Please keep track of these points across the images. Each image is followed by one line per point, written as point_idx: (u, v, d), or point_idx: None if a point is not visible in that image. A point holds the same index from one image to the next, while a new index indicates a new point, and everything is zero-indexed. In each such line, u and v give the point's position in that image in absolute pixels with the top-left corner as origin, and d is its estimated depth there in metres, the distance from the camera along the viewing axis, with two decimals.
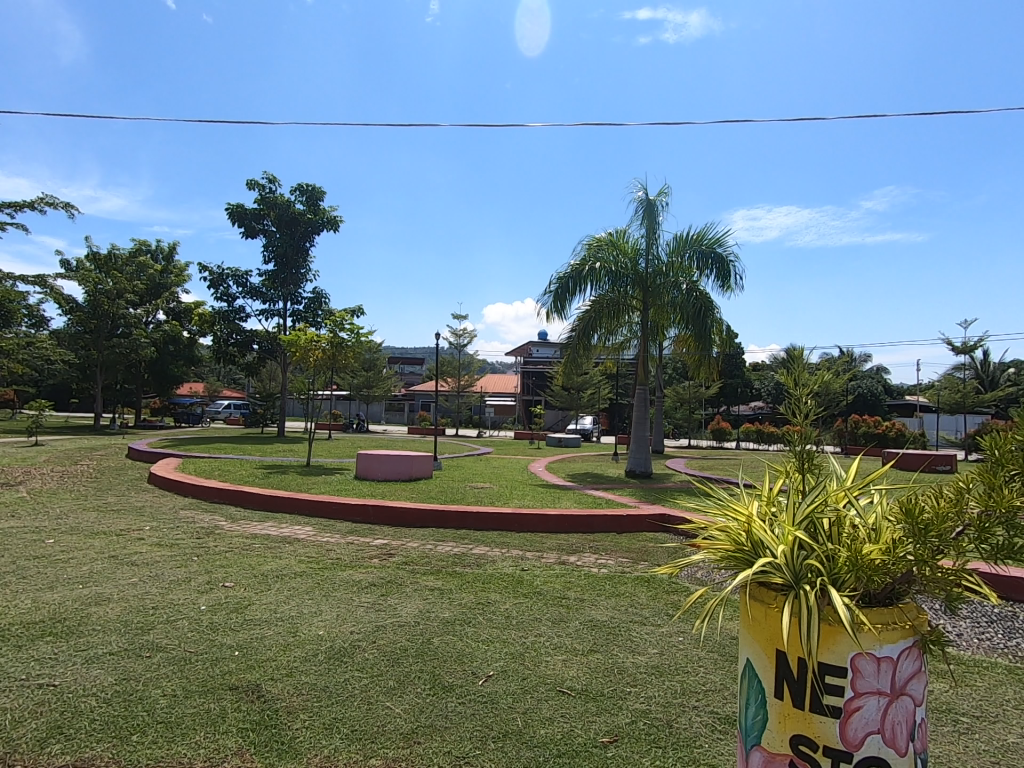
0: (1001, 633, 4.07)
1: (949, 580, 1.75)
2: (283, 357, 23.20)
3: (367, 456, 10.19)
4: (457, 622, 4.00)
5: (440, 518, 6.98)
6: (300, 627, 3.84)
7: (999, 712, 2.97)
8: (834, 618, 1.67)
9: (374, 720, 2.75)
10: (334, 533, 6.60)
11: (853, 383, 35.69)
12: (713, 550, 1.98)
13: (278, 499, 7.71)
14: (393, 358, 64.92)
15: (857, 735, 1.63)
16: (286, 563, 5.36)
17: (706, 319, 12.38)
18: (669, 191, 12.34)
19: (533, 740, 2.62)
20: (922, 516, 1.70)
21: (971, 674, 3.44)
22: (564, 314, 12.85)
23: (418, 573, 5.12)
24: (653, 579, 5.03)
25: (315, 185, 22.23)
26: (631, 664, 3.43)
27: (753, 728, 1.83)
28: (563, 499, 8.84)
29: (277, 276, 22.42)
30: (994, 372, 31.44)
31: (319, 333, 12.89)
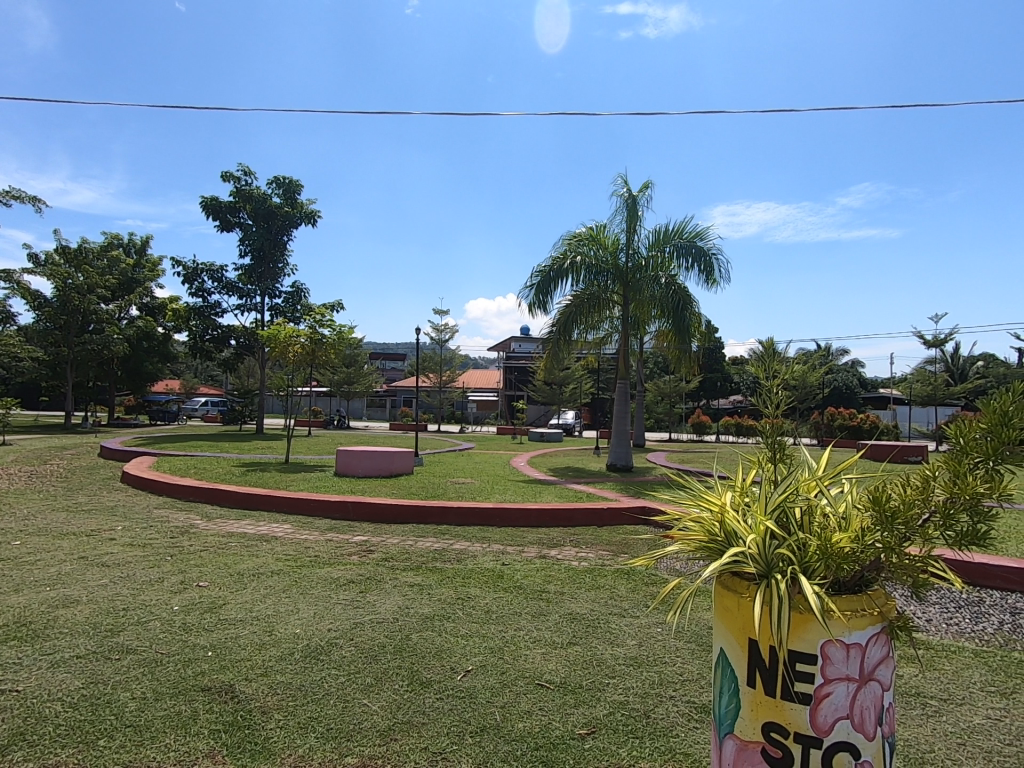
0: (969, 618, 4.19)
1: (912, 567, 1.78)
2: (261, 353, 22.83)
3: (347, 452, 10.11)
4: (436, 618, 3.97)
5: (420, 514, 6.94)
6: (275, 626, 3.78)
7: (964, 695, 3.06)
8: (805, 606, 1.68)
9: (351, 718, 2.71)
10: (313, 531, 6.52)
11: (827, 377, 36.52)
12: (687, 541, 1.98)
13: (256, 497, 7.60)
14: (376, 355, 64.42)
15: (827, 721, 1.65)
16: (262, 560, 5.30)
17: (684, 311, 12.44)
18: (651, 186, 12.40)
19: (510, 734, 2.61)
20: (889, 503, 1.73)
21: (939, 657, 3.53)
22: (546, 309, 12.86)
23: (397, 569, 5.08)
24: (633, 572, 5.06)
25: (292, 178, 21.97)
26: (610, 656, 3.44)
27: (726, 716, 1.84)
28: (544, 494, 8.83)
29: (253, 270, 21.98)
30: (963, 366, 32.37)
31: (298, 328, 12.72)
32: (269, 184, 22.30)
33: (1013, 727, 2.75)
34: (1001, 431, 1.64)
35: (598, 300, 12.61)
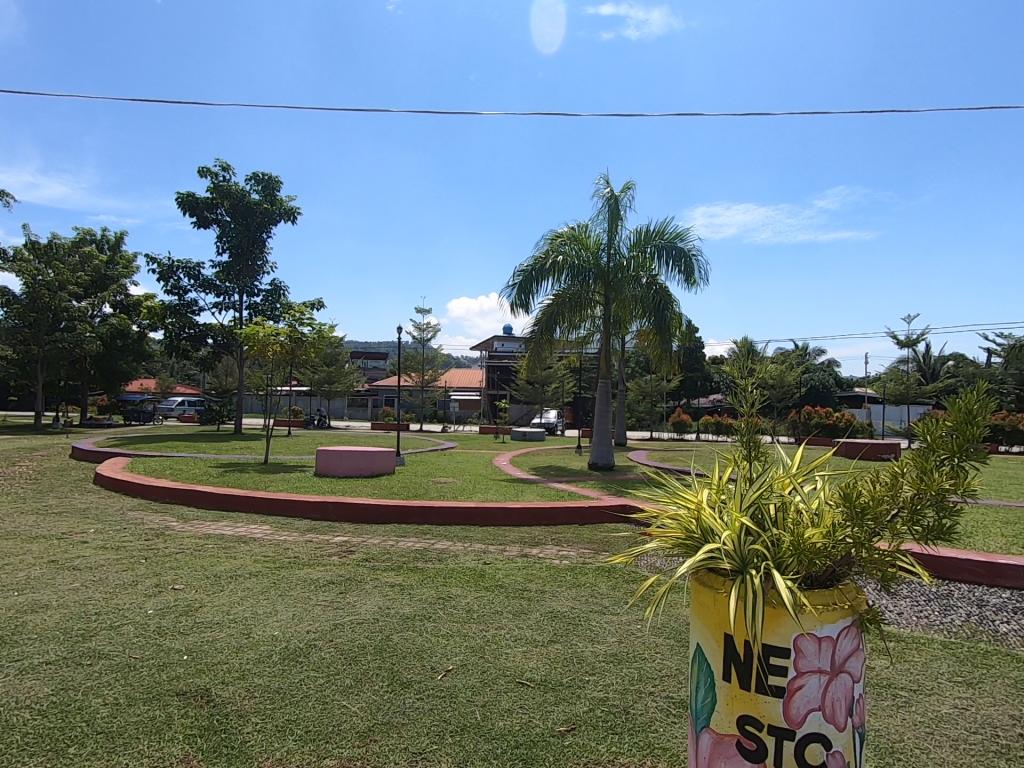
0: (938, 611, 4.30)
1: (882, 562, 1.82)
2: (239, 352, 22.46)
3: (327, 452, 10.01)
4: (417, 618, 3.96)
5: (402, 514, 6.91)
6: (253, 628, 3.73)
7: (933, 685, 3.14)
8: (778, 601, 1.71)
9: (329, 719, 2.69)
10: (292, 531, 6.45)
11: (804, 376, 37.22)
12: (665, 538, 2.01)
13: (233, 497, 7.49)
14: (357, 354, 63.79)
15: (799, 713, 1.69)
16: (240, 562, 5.22)
17: (664, 311, 12.54)
18: (632, 187, 12.50)
19: (490, 733, 2.62)
20: (860, 499, 1.78)
21: (909, 649, 3.62)
22: (528, 308, 12.88)
23: (378, 569, 5.05)
24: (613, 569, 5.11)
25: (272, 175, 21.69)
26: (590, 653, 3.47)
27: (703, 711, 1.87)
28: (526, 493, 8.85)
29: (231, 267, 21.61)
30: (935, 366, 33.27)
31: (277, 326, 12.56)
32: (248, 181, 21.97)
33: (979, 715, 2.83)
34: (965, 429, 1.69)
35: (579, 299, 12.68)
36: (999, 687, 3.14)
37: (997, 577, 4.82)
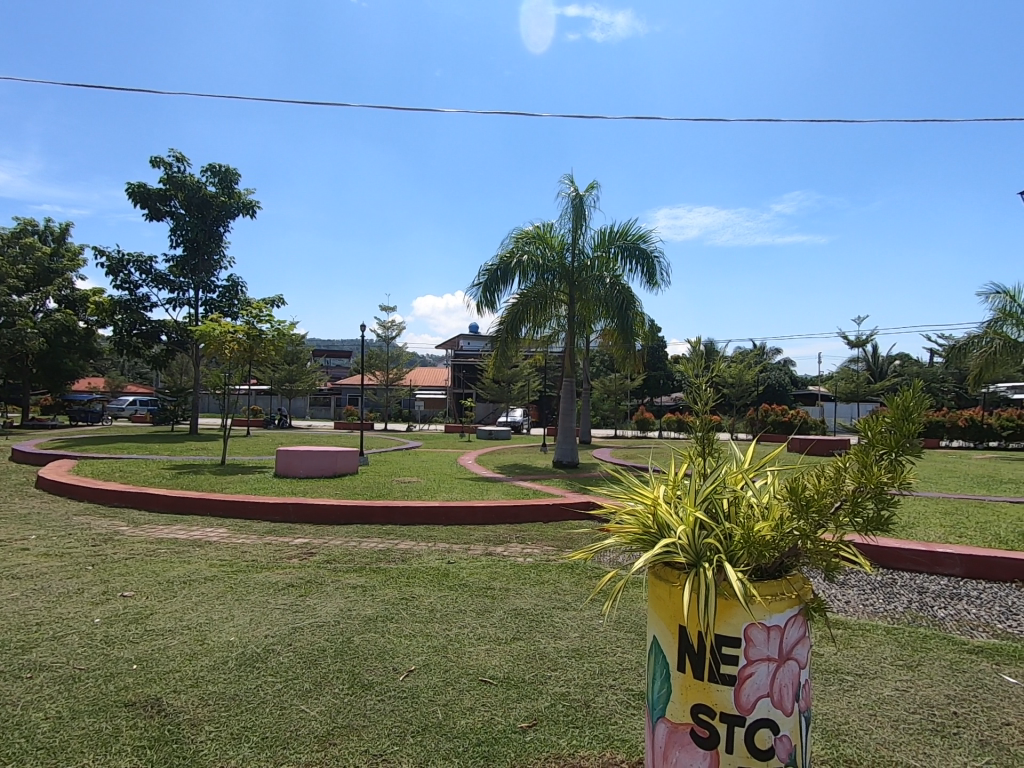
0: (882, 599, 4.52)
1: (825, 552, 1.90)
2: (195, 350, 21.72)
3: (288, 452, 9.79)
4: (379, 619, 3.91)
5: (364, 514, 6.82)
6: (208, 635, 3.61)
7: (877, 669, 3.30)
8: (730, 592, 1.77)
9: (287, 725, 2.64)
10: (250, 534, 6.28)
11: (762, 375, 38.47)
12: (623, 533, 2.04)
13: (188, 500, 7.25)
14: (319, 352, 62.50)
15: (750, 700, 1.74)
16: (195, 566, 5.06)
17: (628, 311, 12.72)
18: (596, 187, 12.62)
19: (452, 731, 2.62)
20: (805, 492, 1.86)
21: (856, 635, 3.79)
22: (493, 307, 12.89)
23: (340, 571, 4.97)
24: (576, 566, 5.17)
25: (229, 167, 21.03)
26: (552, 649, 3.50)
27: (659, 701, 1.91)
28: (490, 491, 8.86)
29: (186, 262, 20.87)
30: (883, 366, 34.83)
31: (235, 323, 12.19)
32: (204, 172, 21.24)
33: (918, 696, 3.00)
34: (901, 425, 1.79)
35: (544, 298, 12.76)
36: (936, 669, 3.32)
37: (937, 565, 5.09)
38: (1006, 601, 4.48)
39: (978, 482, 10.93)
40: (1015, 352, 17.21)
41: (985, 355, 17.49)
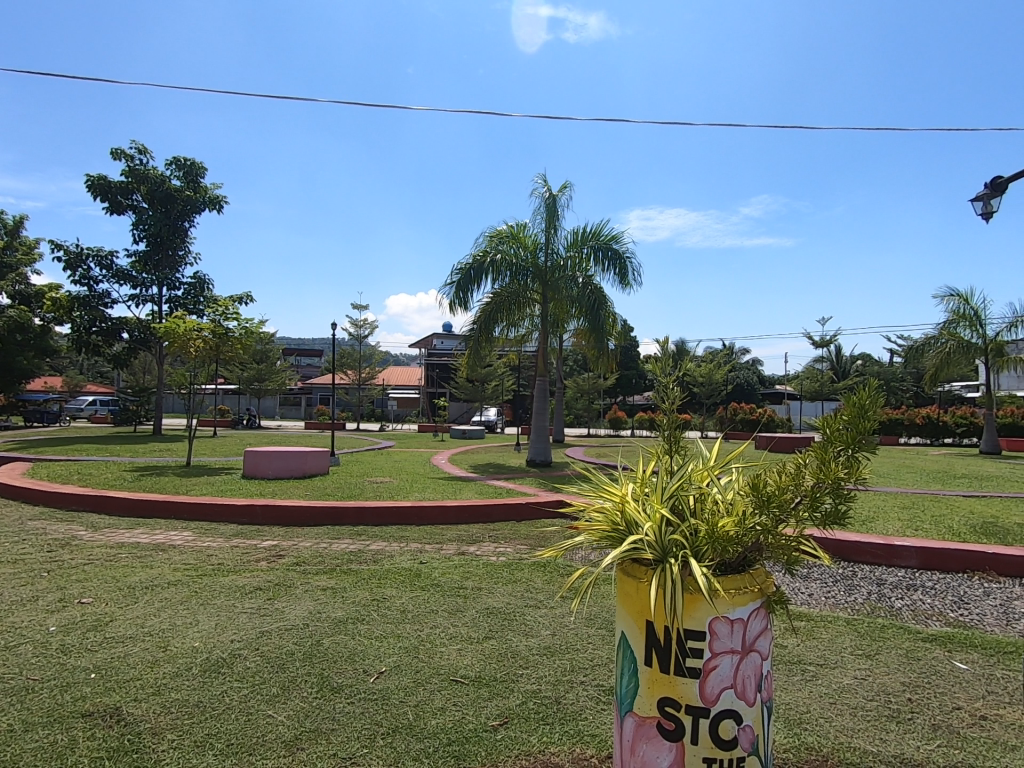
0: (843, 591, 4.67)
1: (785, 545, 1.96)
2: (158, 348, 21.07)
3: (256, 453, 9.59)
4: (349, 621, 3.87)
5: (335, 515, 6.73)
6: (171, 641, 3.52)
7: (838, 659, 3.41)
8: (695, 587, 1.81)
9: (253, 731, 2.59)
10: (216, 537, 6.13)
11: (731, 374, 39.28)
12: (592, 531, 2.07)
13: (151, 503, 7.03)
14: (289, 351, 61.27)
15: (714, 692, 1.79)
16: (158, 571, 4.91)
17: (600, 311, 12.83)
18: (569, 188, 12.68)
19: (423, 732, 2.61)
20: (766, 489, 1.91)
21: (818, 627, 3.91)
22: (466, 306, 12.85)
23: (310, 574, 4.89)
24: (548, 564, 5.20)
25: (195, 160, 20.46)
26: (524, 647, 3.52)
27: (626, 696, 1.94)
28: (463, 491, 8.83)
29: (149, 257, 20.21)
30: (846, 365, 35.95)
31: (200, 321, 11.87)
32: (168, 165, 20.61)
33: (875, 684, 3.11)
34: (858, 423, 1.86)
35: (518, 298, 12.78)
36: (892, 657, 3.45)
37: (894, 558, 5.28)
38: (958, 591, 4.68)
39: (933, 477, 11.37)
40: (968, 352, 17.97)
41: (940, 355, 18.21)
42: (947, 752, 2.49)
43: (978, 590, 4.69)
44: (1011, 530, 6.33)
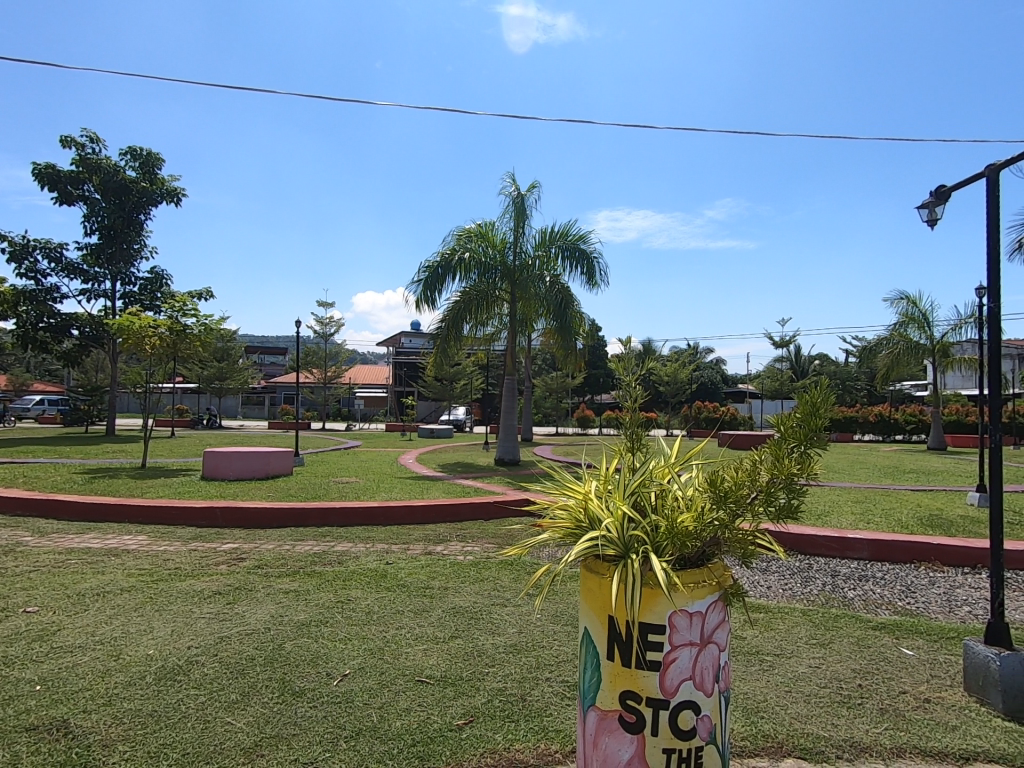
0: (799, 583, 4.84)
1: (742, 539, 2.02)
2: (112, 345, 20.25)
3: (215, 454, 9.32)
4: (312, 624, 3.80)
5: (298, 516, 6.59)
6: (124, 649, 3.39)
7: (794, 648, 3.54)
8: (655, 582, 1.84)
9: (211, 739, 2.52)
10: (173, 541, 5.93)
11: (695, 373, 40.15)
12: (556, 528, 2.09)
13: (103, 506, 6.76)
14: (252, 348, 59.57)
15: (673, 684, 1.83)
16: (110, 577, 4.72)
17: (567, 310, 12.93)
18: (537, 188, 12.73)
19: (387, 733, 2.58)
20: (723, 484, 1.97)
21: (776, 618, 4.05)
22: (433, 304, 12.77)
23: (271, 576, 4.78)
24: (515, 562, 5.22)
25: (151, 151, 19.74)
26: (490, 646, 3.52)
27: (590, 690, 1.97)
28: (430, 490, 8.76)
29: (102, 250, 19.39)
30: (804, 364, 37.18)
31: (157, 317, 11.45)
32: (122, 155, 19.82)
33: (828, 671, 3.23)
34: (809, 420, 1.94)
35: (486, 297, 12.77)
36: (845, 645, 3.60)
37: (847, 550, 5.50)
38: (906, 580, 4.90)
39: (885, 472, 11.85)
40: (916, 352, 18.80)
41: (891, 355, 18.97)
42: (894, 735, 2.61)
43: (924, 580, 4.92)
44: (955, 522, 6.67)
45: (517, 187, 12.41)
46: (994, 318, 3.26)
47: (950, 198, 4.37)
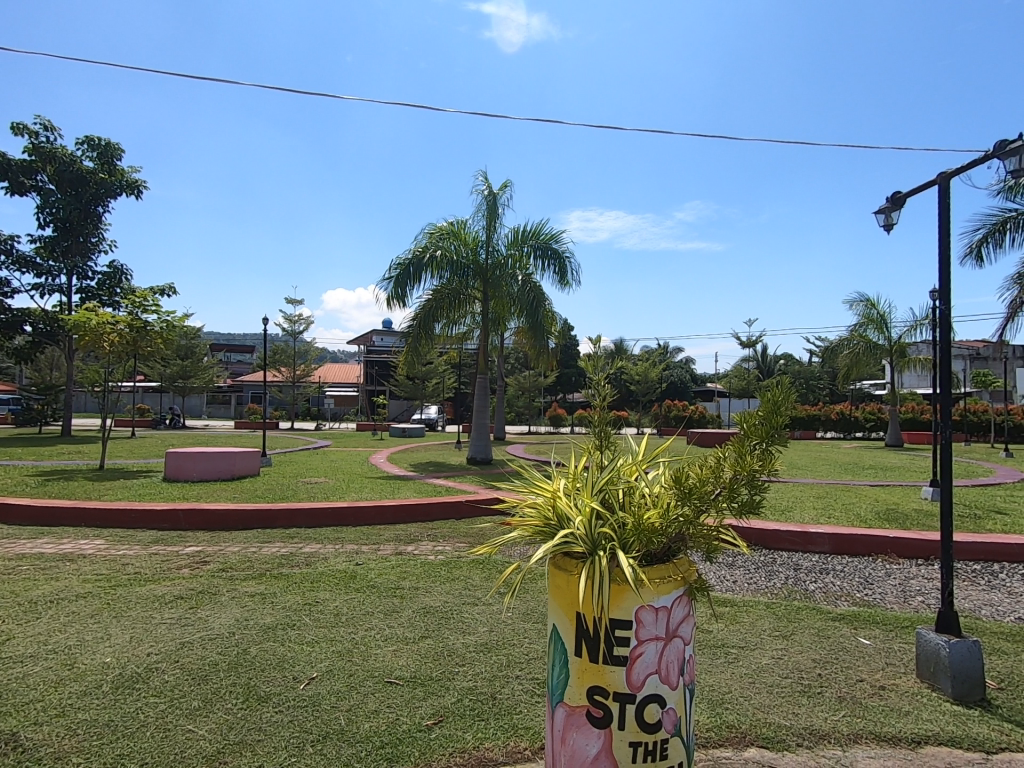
0: (763, 576, 4.97)
1: (706, 535, 2.06)
2: (67, 342, 19.46)
3: (178, 455, 9.05)
4: (279, 627, 3.72)
5: (265, 518, 6.46)
6: (78, 658, 3.26)
7: (757, 640, 3.63)
8: (622, 578, 1.87)
9: (172, 748, 2.45)
10: (133, 545, 5.74)
11: (665, 372, 40.82)
12: (525, 526, 2.09)
13: (58, 510, 6.49)
14: (217, 346, 57.96)
15: (640, 678, 1.85)
16: (65, 584, 4.54)
17: (539, 310, 12.98)
18: (509, 186, 12.72)
19: (354, 736, 2.55)
20: (688, 481, 2.01)
21: (742, 611, 4.14)
22: (404, 302, 12.66)
23: (236, 579, 4.67)
24: (486, 561, 5.21)
25: (110, 141, 19.05)
26: (461, 645, 3.51)
27: (558, 686, 1.98)
28: (401, 490, 8.68)
29: (56, 242, 18.60)
30: (769, 363, 38.17)
31: (115, 313, 11.05)
32: (79, 144, 19.06)
33: (790, 662, 3.33)
34: (771, 418, 1.99)
35: (458, 295, 12.72)
36: (806, 636, 3.71)
37: (809, 544, 5.67)
38: (864, 572, 5.07)
39: (845, 469, 12.27)
40: (875, 353, 19.50)
41: (852, 355, 19.61)
42: (851, 721, 2.70)
43: (881, 572, 5.10)
44: (909, 516, 6.95)
45: (490, 185, 12.39)
46: (945, 319, 3.40)
47: (906, 203, 4.53)
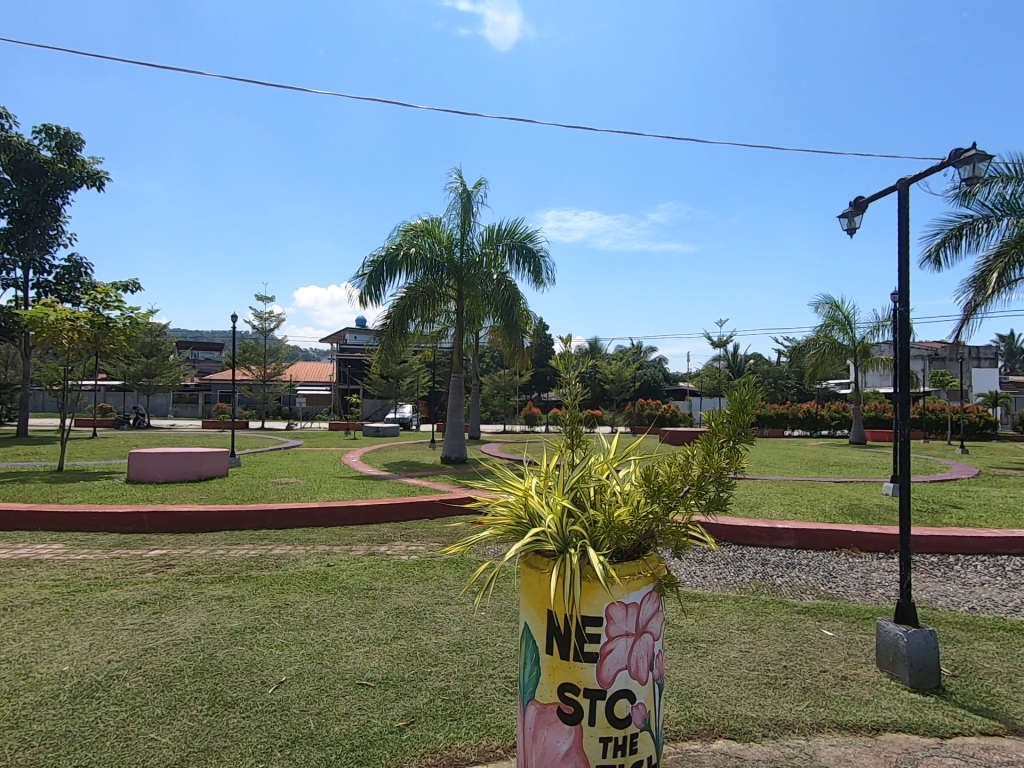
0: (731, 572, 5.07)
1: (675, 532, 2.09)
2: (24, 339, 18.70)
3: (142, 455, 8.78)
4: (246, 632, 3.64)
5: (234, 519, 6.32)
6: (33, 668, 3.13)
7: (726, 634, 3.70)
8: (593, 575, 1.88)
9: (133, 758, 2.38)
10: (93, 549, 5.55)
11: (638, 371, 41.26)
12: (497, 525, 2.09)
13: (13, 514, 6.23)
14: (184, 344, 56.42)
15: (610, 673, 1.87)
16: (19, 590, 4.36)
17: (513, 308, 12.97)
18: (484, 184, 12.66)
19: (324, 739, 2.52)
20: (658, 479, 2.04)
21: (711, 606, 4.22)
22: (378, 299, 12.51)
23: (203, 583, 4.56)
24: (460, 561, 5.20)
25: (70, 130, 18.37)
26: (433, 645, 3.50)
27: (529, 685, 1.99)
28: (374, 490, 8.59)
29: (11, 235, 17.84)
30: (739, 363, 38.93)
31: (75, 309, 10.65)
32: (36, 133, 18.31)
33: (758, 654, 3.40)
34: (738, 417, 2.03)
35: (432, 293, 12.64)
36: (773, 629, 3.80)
37: (776, 539, 5.81)
38: (828, 567, 5.22)
39: (811, 466, 12.58)
40: (840, 352, 20.06)
41: (818, 355, 20.14)
42: (814, 711, 2.78)
43: (844, 565, 5.26)
44: (871, 511, 7.17)
45: (464, 183, 12.33)
46: (904, 320, 3.50)
47: (868, 207, 4.67)
